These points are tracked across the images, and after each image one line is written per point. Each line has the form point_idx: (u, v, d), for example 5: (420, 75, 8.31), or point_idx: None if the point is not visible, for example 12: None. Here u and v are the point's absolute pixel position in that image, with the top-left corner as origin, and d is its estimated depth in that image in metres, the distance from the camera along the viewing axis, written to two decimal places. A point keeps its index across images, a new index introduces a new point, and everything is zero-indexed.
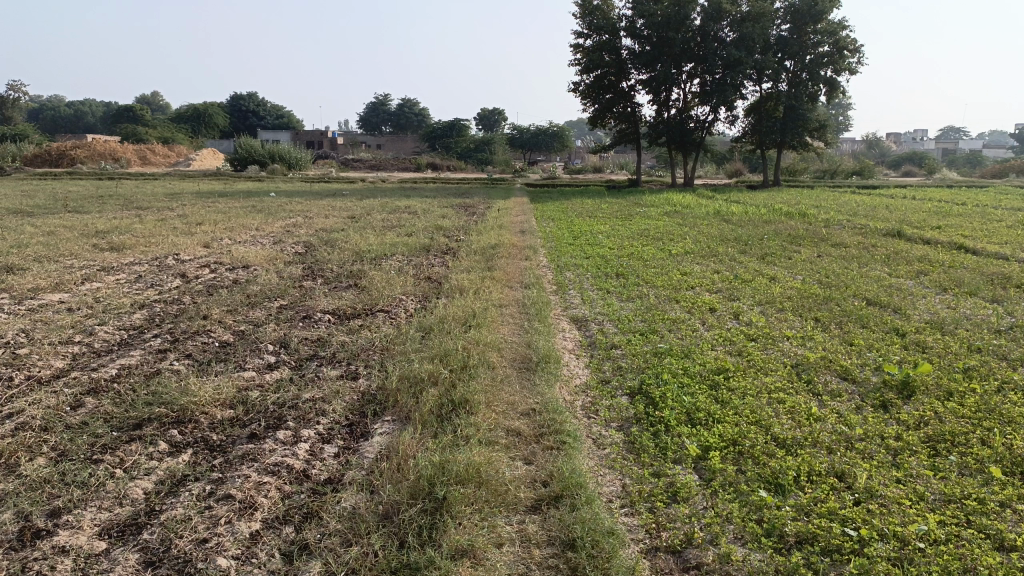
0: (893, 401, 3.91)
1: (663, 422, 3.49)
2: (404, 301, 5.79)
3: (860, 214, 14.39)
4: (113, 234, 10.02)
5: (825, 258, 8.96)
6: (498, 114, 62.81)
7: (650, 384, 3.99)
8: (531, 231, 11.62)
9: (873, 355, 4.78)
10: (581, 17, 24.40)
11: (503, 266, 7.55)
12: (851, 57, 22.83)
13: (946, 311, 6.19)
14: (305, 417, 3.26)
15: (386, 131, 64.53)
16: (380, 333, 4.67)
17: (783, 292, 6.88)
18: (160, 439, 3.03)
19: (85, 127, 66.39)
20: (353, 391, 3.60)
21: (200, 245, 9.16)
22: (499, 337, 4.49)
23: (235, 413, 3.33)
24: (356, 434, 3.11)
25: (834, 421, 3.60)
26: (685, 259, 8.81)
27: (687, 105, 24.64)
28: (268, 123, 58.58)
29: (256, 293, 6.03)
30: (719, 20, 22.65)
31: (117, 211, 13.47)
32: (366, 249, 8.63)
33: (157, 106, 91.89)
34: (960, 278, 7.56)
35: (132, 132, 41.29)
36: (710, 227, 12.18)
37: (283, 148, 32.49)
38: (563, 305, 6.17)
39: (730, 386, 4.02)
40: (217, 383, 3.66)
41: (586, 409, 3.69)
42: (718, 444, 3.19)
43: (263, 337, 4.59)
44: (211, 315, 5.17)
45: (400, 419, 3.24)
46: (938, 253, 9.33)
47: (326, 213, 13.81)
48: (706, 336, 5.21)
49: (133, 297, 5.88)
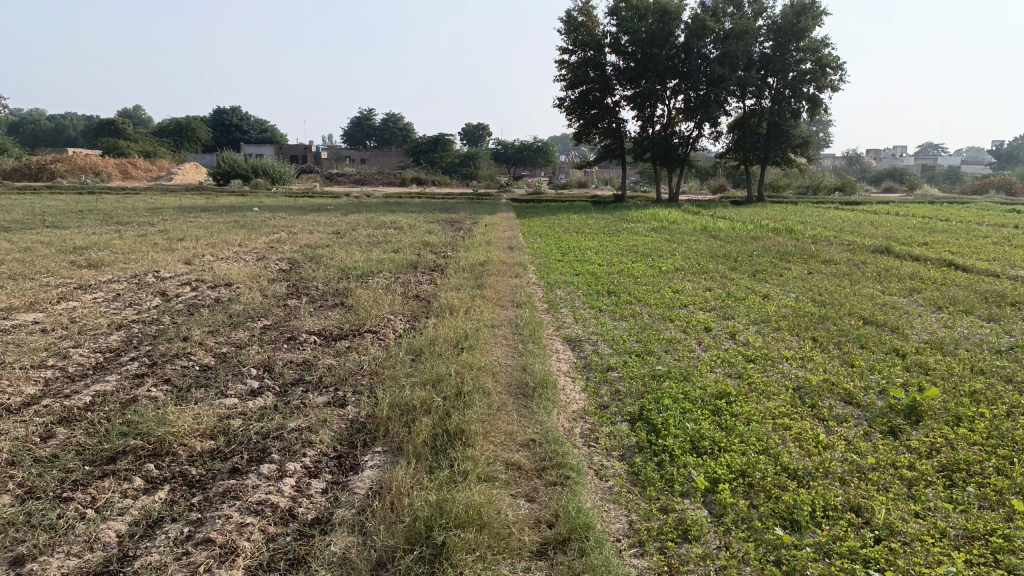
0: (901, 427, 3.78)
1: (666, 451, 3.34)
2: (392, 321, 5.62)
3: (847, 230, 14.36)
4: (92, 250, 9.79)
5: (816, 275, 8.87)
6: (482, 129, 62.88)
7: (650, 409, 3.84)
8: (519, 247, 11.47)
9: (876, 377, 4.65)
10: (566, 34, 24.45)
11: (493, 284, 7.40)
12: (834, 74, 22.95)
13: (944, 330, 6.09)
14: (290, 449, 3.08)
15: (370, 146, 64.39)
16: (369, 356, 4.49)
17: (778, 310, 6.77)
18: (135, 474, 2.84)
19: (66, 142, 65.75)
20: (341, 420, 3.43)
21: (181, 261, 8.95)
22: (492, 360, 4.32)
23: (216, 444, 3.14)
24: (346, 467, 2.94)
25: (843, 449, 3.46)
26: (676, 276, 8.69)
27: (672, 121, 24.68)
28: (251, 137, 58.35)
29: (239, 312, 5.84)
30: (703, 37, 22.72)
31: (96, 226, 13.21)
32: (351, 266, 8.45)
33: (138, 120, 91.41)
34: (954, 296, 7.48)
35: (114, 146, 40.91)
36: (698, 243, 12.10)
37: (267, 162, 32.26)
38: (555, 325, 6.02)
39: (732, 412, 3.87)
40: (198, 411, 3.46)
41: (585, 437, 3.53)
42: (727, 475, 3.03)
43: (246, 360, 4.40)
44: (192, 336, 4.97)
45: (391, 450, 3.06)
46: (929, 270, 9.27)
47: (310, 228, 13.63)
48: (703, 357, 5.07)
49: (110, 317, 5.67)
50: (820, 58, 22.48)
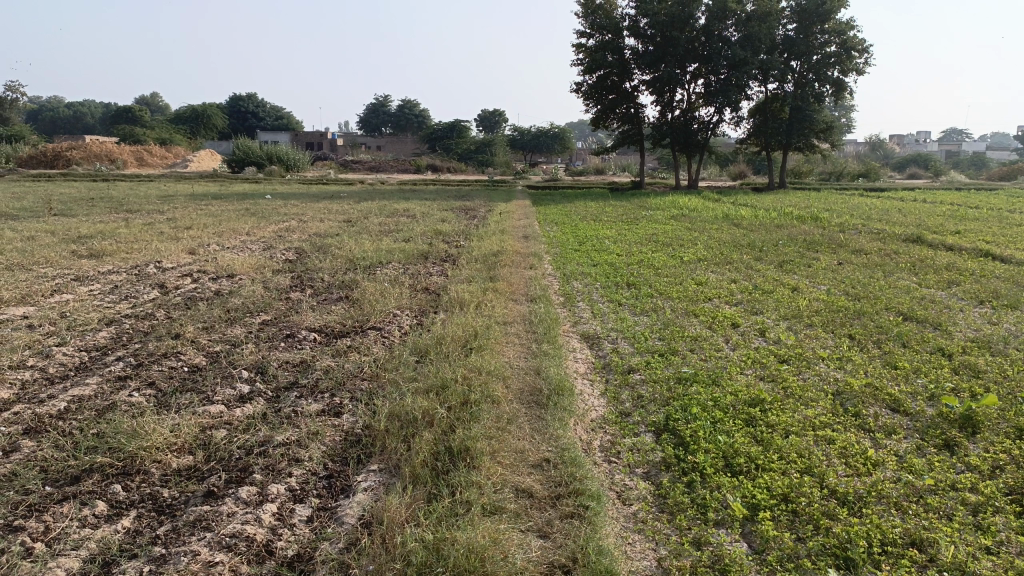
0: (958, 441, 3.40)
1: (697, 469, 2.98)
2: (398, 317, 5.28)
3: (875, 218, 13.85)
4: (96, 239, 9.52)
5: (846, 266, 8.45)
6: (499, 115, 62.36)
7: (677, 419, 3.47)
8: (535, 236, 11.11)
9: (923, 381, 4.26)
10: (584, 17, 23.91)
11: (506, 276, 7.04)
12: (860, 57, 22.26)
13: (989, 327, 5.67)
14: (274, 467, 2.74)
15: (386, 133, 64.04)
16: (370, 356, 4.16)
17: (810, 304, 6.37)
18: (97, 498, 2.52)
19: (84, 129, 66.11)
20: (336, 431, 3.09)
21: (186, 251, 8.66)
22: (503, 362, 3.98)
23: (194, 460, 2.82)
24: (337, 488, 2.61)
25: (896, 467, 3.09)
26: (698, 267, 8.30)
27: (692, 106, 24.12)
28: (267, 124, 58.21)
29: (236, 306, 5.53)
30: (724, 20, 22.09)
31: (104, 215, 12.96)
32: (360, 256, 8.13)
33: (155, 107, 91.65)
34: (995, 289, 7.05)
35: (129, 133, 40.83)
36: (720, 232, 11.67)
37: (282, 149, 32.01)
38: (572, 320, 5.66)
39: (768, 422, 3.50)
40: (177, 422, 3.13)
41: (605, 452, 3.18)
42: (768, 501, 2.67)
43: (238, 361, 4.08)
44: (184, 334, 4.66)
45: (389, 470, 2.73)
46: (966, 261, 8.80)
47: (321, 217, 13.33)
48: (732, 358, 4.69)
49: (102, 312, 5.37)
50: (845, 41, 21.82)
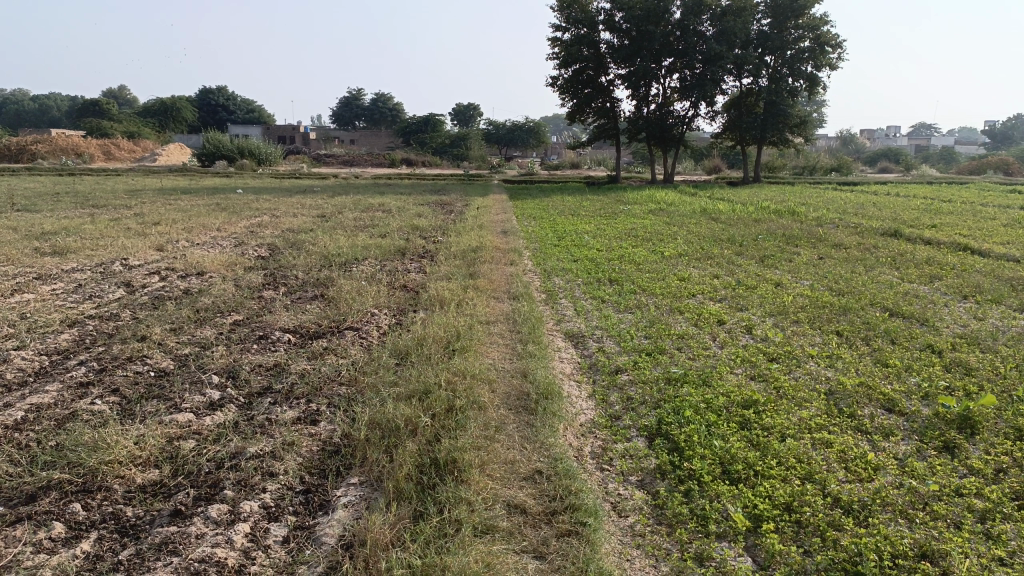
0: (957, 443, 3.30)
1: (694, 477, 2.85)
2: (376, 316, 5.10)
3: (852, 212, 13.86)
4: (59, 236, 9.21)
5: (827, 261, 8.39)
6: (474, 109, 62.11)
7: (669, 423, 3.34)
8: (513, 231, 10.95)
9: (915, 380, 4.16)
10: (559, 10, 23.73)
11: (487, 272, 6.88)
12: (833, 51, 22.33)
13: (976, 322, 5.61)
14: (247, 482, 2.56)
15: (359, 126, 63.47)
16: (347, 359, 3.98)
17: (794, 301, 6.26)
18: (54, 520, 2.32)
19: (50, 122, 64.77)
20: (313, 441, 2.91)
21: (154, 248, 8.38)
22: (488, 364, 3.82)
23: (160, 476, 2.62)
24: (315, 505, 2.44)
25: (897, 472, 2.98)
26: (680, 262, 8.20)
27: (667, 100, 24.06)
28: (238, 118, 57.41)
29: (206, 306, 5.30)
30: (699, 14, 22.04)
31: (69, 210, 12.58)
32: (335, 252, 7.92)
33: (123, 99, 90.04)
34: (978, 284, 7.02)
35: (96, 126, 39.96)
36: (699, 226, 11.59)
37: (253, 143, 31.50)
38: (555, 318, 5.52)
39: (763, 424, 3.37)
40: (142, 432, 2.93)
41: (597, 459, 3.04)
42: (771, 511, 2.55)
43: (208, 365, 3.87)
44: (150, 336, 4.44)
45: (370, 482, 2.56)
46: (946, 255, 8.77)
47: (294, 211, 13.05)
48: (720, 357, 4.56)
49: (64, 312, 5.12)
50: (819, 35, 21.87)
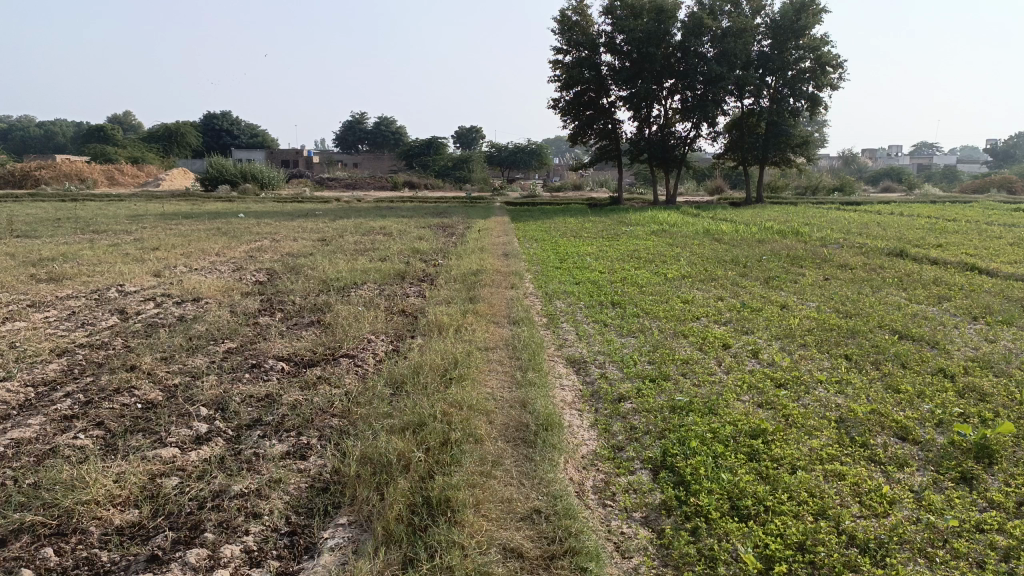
0: (975, 473, 3.16)
1: (701, 513, 2.71)
2: (372, 343, 4.98)
3: (856, 232, 13.76)
4: (56, 262, 9.11)
5: (833, 282, 8.27)
6: (476, 132, 62.35)
7: (675, 455, 3.21)
8: (515, 253, 10.86)
9: (929, 407, 4.02)
10: (560, 33, 23.81)
11: (487, 296, 6.78)
12: (834, 72, 22.34)
13: (988, 344, 5.47)
14: (229, 524, 2.43)
15: (362, 150, 63.76)
16: (341, 389, 3.86)
17: (801, 323, 6.13)
18: (23, 567, 2.19)
19: (55, 148, 65.13)
20: (301, 477, 2.78)
21: (151, 274, 8.29)
22: (486, 394, 3.70)
23: (139, 517, 2.50)
24: (300, 549, 2.31)
25: (914, 505, 2.84)
26: (683, 284, 8.09)
27: (669, 121, 24.07)
28: (242, 142, 57.70)
29: (200, 333, 5.19)
30: (700, 36, 22.08)
31: (69, 235, 12.52)
32: (334, 277, 7.83)
33: (128, 125, 90.67)
34: (987, 304, 6.89)
35: (100, 151, 40.15)
36: (703, 247, 11.49)
37: (256, 167, 31.60)
38: (556, 343, 5.40)
39: (772, 455, 3.24)
40: (123, 469, 2.81)
41: (598, 494, 2.91)
42: (783, 552, 2.42)
43: (197, 396, 3.75)
44: (140, 365, 4.32)
45: (360, 523, 2.44)
46: (953, 275, 8.65)
47: (295, 235, 13.01)
48: (726, 383, 4.43)
49: (55, 341, 5.02)
50: (819, 56, 21.88)
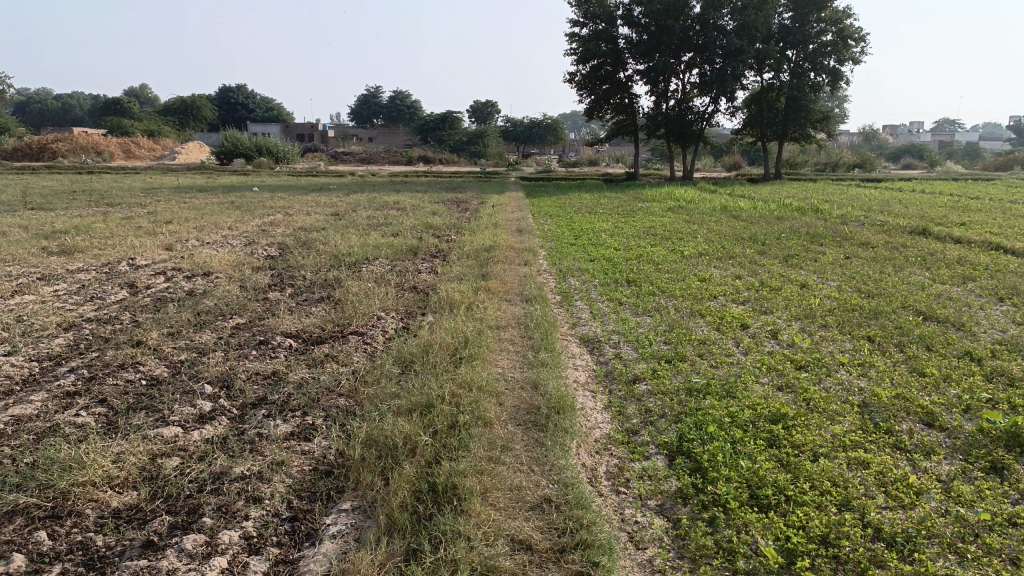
0: (1006, 463, 3.03)
1: (719, 502, 2.60)
2: (382, 320, 4.88)
3: (877, 210, 13.48)
4: (68, 235, 9.05)
5: (854, 261, 8.08)
6: (491, 106, 61.83)
7: (692, 440, 3.10)
8: (529, 229, 10.73)
9: (956, 391, 3.88)
10: (577, 5, 23.42)
11: (499, 273, 6.65)
12: (856, 45, 21.84)
13: (1015, 327, 5.30)
14: (229, 509, 2.35)
15: (377, 124, 63.51)
16: (348, 367, 3.77)
17: (822, 303, 5.97)
18: (16, 551, 2.11)
19: (74, 122, 65.30)
20: (305, 459, 2.70)
21: (162, 247, 8.22)
22: (496, 374, 3.60)
23: (137, 500, 2.42)
24: (301, 535, 2.23)
25: (942, 497, 2.72)
26: (700, 262, 7.94)
27: (687, 96, 23.70)
28: (257, 116, 57.61)
29: (208, 308, 5.10)
30: (719, 8, 21.62)
31: (83, 208, 12.48)
32: (345, 252, 7.72)
33: (145, 98, 90.80)
34: (1013, 285, 6.70)
35: (116, 124, 40.15)
36: (720, 224, 11.29)
37: (271, 141, 31.48)
38: (570, 321, 5.28)
39: (793, 442, 3.12)
40: (122, 449, 2.72)
41: (612, 481, 2.81)
42: (805, 545, 2.31)
43: (202, 373, 3.67)
44: (146, 341, 4.24)
45: (364, 509, 2.35)
46: (977, 255, 8.43)
47: (308, 210, 12.91)
48: (744, 364, 4.30)
49: (62, 315, 4.95)
50: (842, 29, 21.39)
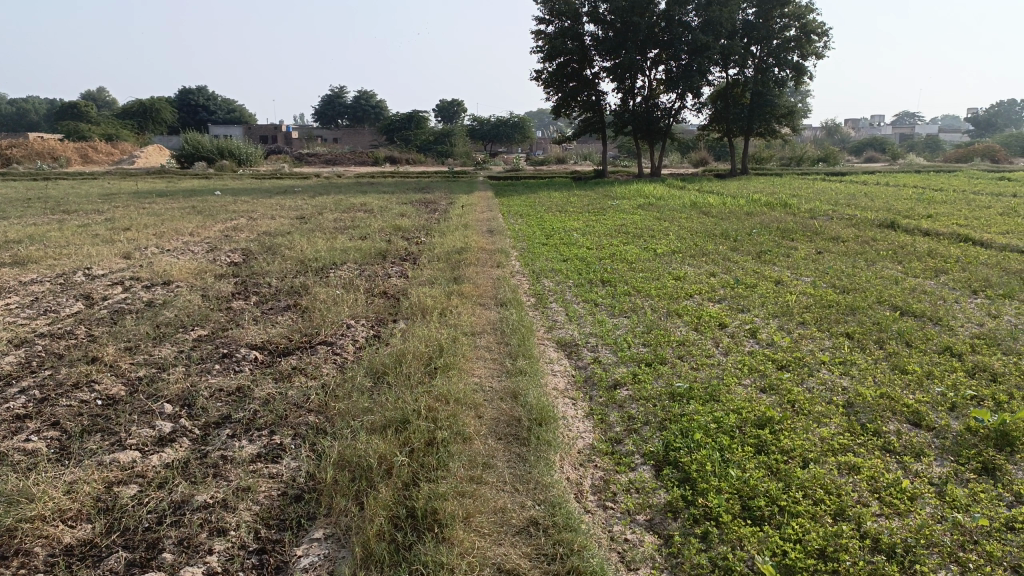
0: (998, 464, 2.95)
1: (711, 516, 2.49)
2: (352, 328, 4.71)
3: (845, 203, 13.53)
4: (21, 244, 8.71)
5: (826, 255, 8.06)
6: (457, 105, 61.54)
7: (678, 448, 2.99)
8: (499, 229, 10.58)
9: (940, 389, 3.82)
10: (542, 3, 23.32)
11: (471, 276, 6.51)
12: (818, 40, 22.01)
13: (991, 320, 5.29)
14: (192, 542, 2.18)
15: (342, 125, 62.89)
16: (317, 381, 3.60)
17: (798, 300, 5.91)
18: None
19: (30, 126, 63.62)
20: (273, 484, 2.54)
21: (120, 256, 7.94)
22: (473, 385, 3.46)
23: (91, 534, 2.24)
24: (270, 569, 2.07)
25: (937, 501, 2.63)
26: (674, 260, 7.86)
27: (653, 92, 23.72)
28: (219, 118, 56.72)
29: (168, 320, 4.88)
30: (684, 4, 21.66)
31: (37, 216, 12.07)
32: (312, 257, 7.52)
33: (103, 101, 88.84)
34: (985, 277, 6.70)
35: (74, 128, 39.20)
36: (691, 221, 11.25)
37: (233, 143, 30.94)
38: (546, 325, 5.15)
39: (782, 447, 3.02)
40: (75, 477, 2.54)
41: (598, 495, 2.68)
42: (804, 560, 2.21)
43: (163, 391, 3.48)
44: (102, 357, 4.03)
45: (338, 538, 2.21)
46: (947, 247, 8.45)
47: (274, 213, 12.64)
48: (726, 365, 4.21)
49: (13, 330, 4.70)
50: (805, 25, 21.54)
